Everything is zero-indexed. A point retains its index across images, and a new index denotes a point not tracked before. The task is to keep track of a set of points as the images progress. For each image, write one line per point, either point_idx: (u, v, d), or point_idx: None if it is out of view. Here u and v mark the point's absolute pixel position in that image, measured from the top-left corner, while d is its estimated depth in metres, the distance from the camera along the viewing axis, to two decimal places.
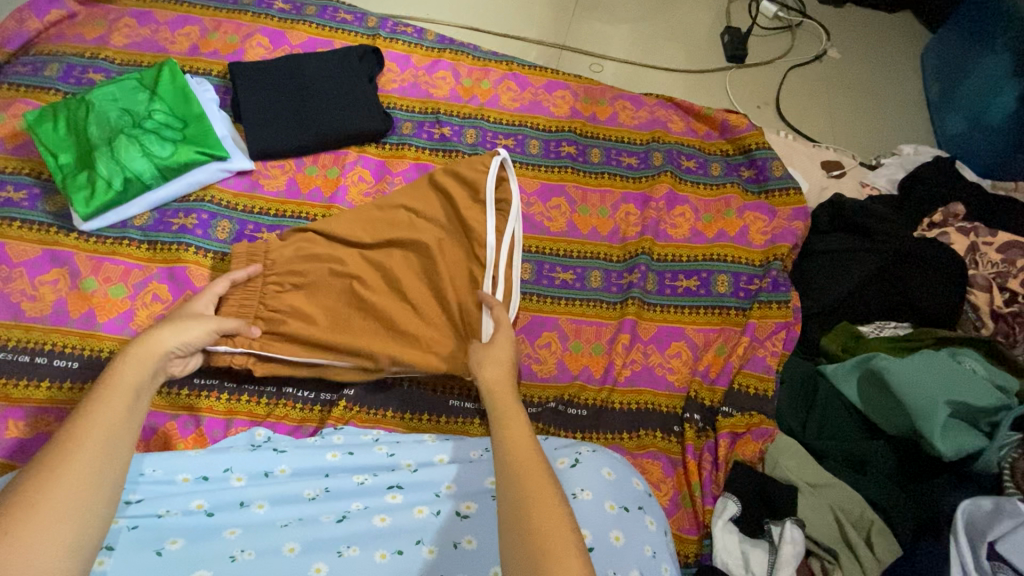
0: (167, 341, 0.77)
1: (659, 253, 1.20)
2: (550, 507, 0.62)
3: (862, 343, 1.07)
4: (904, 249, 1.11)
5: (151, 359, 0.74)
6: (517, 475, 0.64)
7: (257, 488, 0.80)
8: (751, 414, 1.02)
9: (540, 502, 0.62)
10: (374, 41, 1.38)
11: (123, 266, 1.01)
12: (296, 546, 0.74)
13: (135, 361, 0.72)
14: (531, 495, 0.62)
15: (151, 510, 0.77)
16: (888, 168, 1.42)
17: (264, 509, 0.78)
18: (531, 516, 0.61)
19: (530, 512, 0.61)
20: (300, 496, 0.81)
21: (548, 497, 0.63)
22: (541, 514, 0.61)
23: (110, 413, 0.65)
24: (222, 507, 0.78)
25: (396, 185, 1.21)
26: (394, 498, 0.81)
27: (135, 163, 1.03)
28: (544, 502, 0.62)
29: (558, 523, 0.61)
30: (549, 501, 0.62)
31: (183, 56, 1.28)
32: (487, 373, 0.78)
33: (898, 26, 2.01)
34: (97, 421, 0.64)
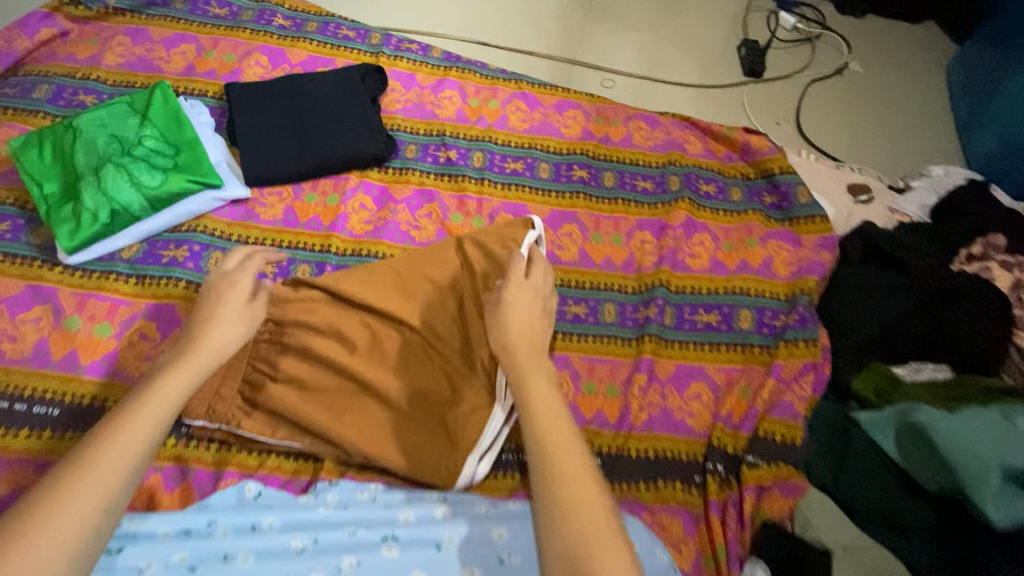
0: (216, 343, 0.76)
1: (677, 285, 1.13)
2: (574, 454, 0.67)
3: (900, 389, 0.98)
4: (941, 283, 1.04)
5: (197, 365, 0.74)
6: (545, 437, 0.68)
7: (244, 540, 0.75)
8: (778, 465, 0.95)
9: (564, 451, 0.67)
10: (378, 59, 1.32)
11: (109, 302, 0.96)
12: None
13: (184, 361, 0.73)
14: (562, 468, 0.66)
15: (133, 562, 0.71)
16: (918, 192, 1.34)
17: (249, 563, 0.72)
18: (560, 479, 0.65)
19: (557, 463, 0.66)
20: (287, 550, 0.74)
21: (572, 446, 0.68)
22: (566, 465, 0.66)
23: (140, 418, 0.66)
24: (203, 563, 0.72)
25: (399, 212, 1.15)
26: (388, 552, 0.74)
27: (123, 194, 0.97)
28: (567, 449, 0.68)
29: (590, 496, 0.64)
30: (571, 449, 0.68)
31: (178, 76, 1.23)
32: (507, 331, 0.79)
33: (921, 37, 1.93)
34: (130, 429, 0.65)
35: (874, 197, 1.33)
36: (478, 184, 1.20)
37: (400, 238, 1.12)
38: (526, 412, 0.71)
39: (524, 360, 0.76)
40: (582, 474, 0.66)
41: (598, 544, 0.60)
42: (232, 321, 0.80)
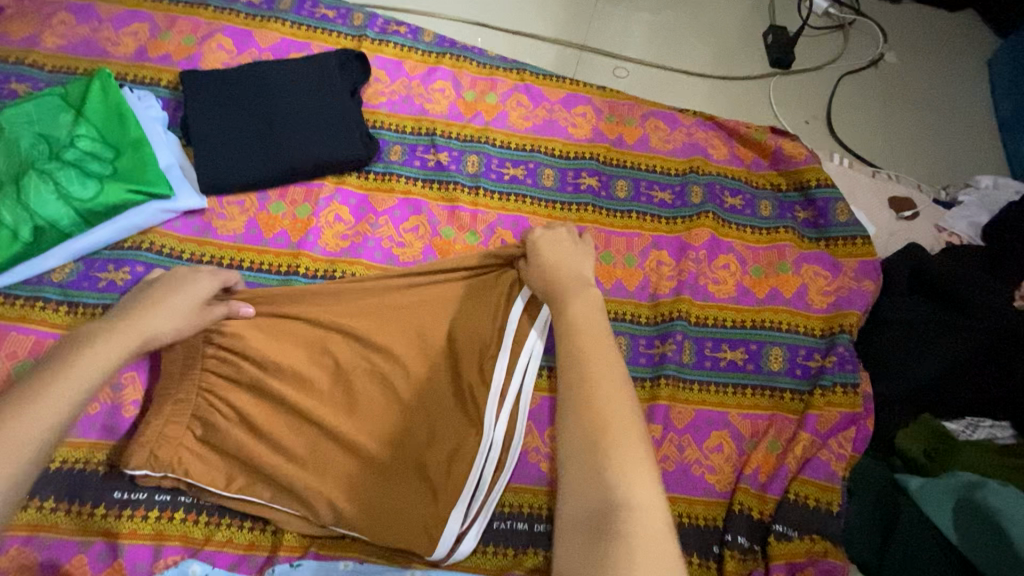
0: (150, 322, 0.69)
1: (698, 315, 0.99)
2: (606, 357, 0.61)
3: (954, 451, 0.86)
4: (1008, 327, 0.90)
5: (129, 339, 0.65)
6: (575, 331, 0.65)
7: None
8: (812, 538, 0.83)
9: (597, 353, 0.61)
10: (360, 43, 1.15)
11: (35, 336, 0.82)
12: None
13: (114, 337, 0.65)
14: (590, 358, 0.60)
15: None
16: (969, 209, 1.19)
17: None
18: (584, 370, 0.59)
19: (587, 359, 0.60)
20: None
21: (606, 350, 0.62)
22: (594, 368, 0.59)
23: (65, 386, 0.57)
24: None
25: (381, 226, 1.00)
26: None
27: (48, 207, 0.82)
28: (600, 352, 0.61)
29: (615, 392, 0.57)
30: (605, 352, 0.61)
31: (127, 61, 1.06)
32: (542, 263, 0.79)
33: (964, 26, 1.75)
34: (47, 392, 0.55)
35: (919, 213, 1.18)
36: (472, 194, 1.04)
37: (381, 258, 0.97)
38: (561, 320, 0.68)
39: (563, 290, 0.73)
40: (613, 377, 0.59)
41: (613, 436, 0.54)
42: (177, 310, 0.72)
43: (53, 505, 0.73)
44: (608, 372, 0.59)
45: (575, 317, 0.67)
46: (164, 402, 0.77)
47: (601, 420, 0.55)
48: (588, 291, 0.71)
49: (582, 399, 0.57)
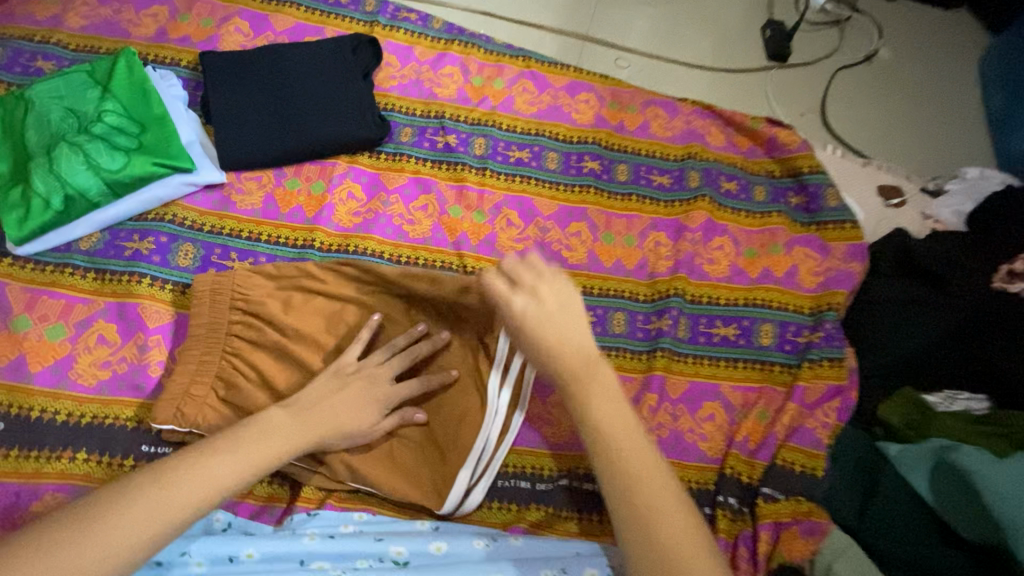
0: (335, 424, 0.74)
1: (693, 293, 1.04)
2: (647, 466, 0.65)
3: (931, 422, 0.90)
4: (983, 305, 0.95)
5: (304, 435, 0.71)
6: (605, 431, 0.67)
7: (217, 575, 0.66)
8: (798, 499, 0.87)
9: (639, 469, 0.65)
10: (372, 29, 1.19)
11: (64, 300, 0.86)
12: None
13: (303, 424, 0.71)
14: (629, 454, 0.65)
15: None
16: (954, 198, 1.23)
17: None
18: (626, 470, 0.65)
19: (632, 478, 0.64)
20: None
21: (644, 457, 0.66)
22: (635, 463, 0.65)
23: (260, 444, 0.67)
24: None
25: (392, 203, 1.04)
26: None
27: (78, 177, 0.86)
28: (640, 456, 0.66)
29: (656, 478, 0.65)
30: (646, 460, 0.65)
31: (148, 41, 1.10)
32: (534, 352, 0.70)
33: (956, 23, 1.80)
34: (220, 465, 0.64)
35: (906, 201, 1.24)
36: (479, 174, 1.09)
37: (392, 233, 1.01)
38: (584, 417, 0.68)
39: (579, 380, 0.69)
40: (660, 489, 0.64)
41: (668, 523, 0.62)
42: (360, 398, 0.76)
43: (85, 456, 0.78)
44: (653, 481, 0.64)
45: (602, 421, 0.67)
46: (188, 362, 0.81)
47: (672, 548, 0.61)
48: (605, 376, 0.69)
49: (636, 499, 0.63)
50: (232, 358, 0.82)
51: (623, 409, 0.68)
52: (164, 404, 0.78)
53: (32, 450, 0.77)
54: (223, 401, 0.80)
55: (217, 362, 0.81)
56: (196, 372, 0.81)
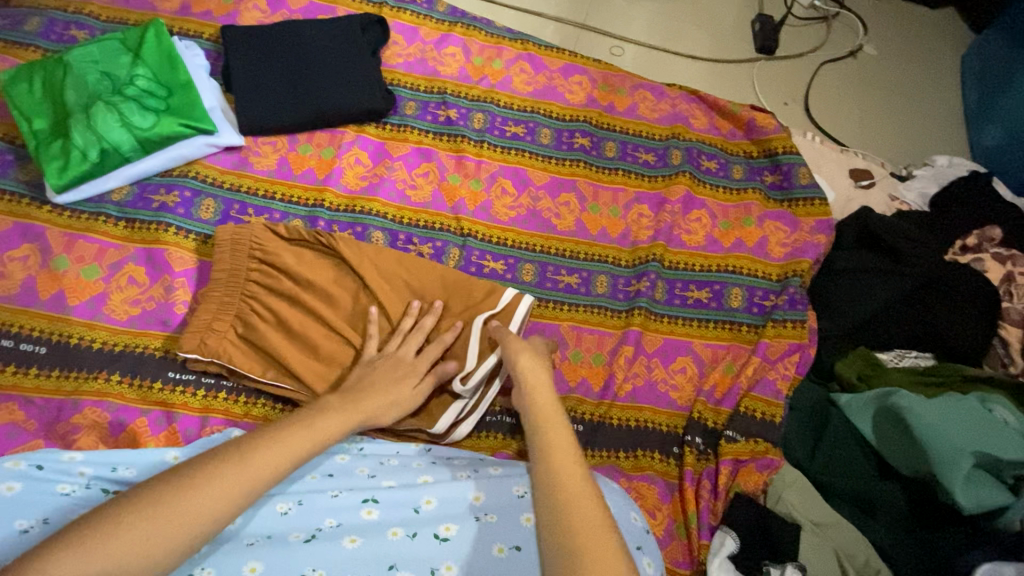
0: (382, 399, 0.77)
1: (671, 260, 1.13)
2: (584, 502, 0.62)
3: (880, 374, 1.01)
4: (934, 273, 1.05)
5: (351, 417, 0.72)
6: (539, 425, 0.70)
7: None
8: (756, 440, 0.97)
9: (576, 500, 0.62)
10: (380, 10, 1.28)
11: (98, 244, 0.95)
12: (259, 566, 0.66)
13: (352, 404, 0.74)
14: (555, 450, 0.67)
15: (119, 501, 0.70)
16: (920, 181, 1.31)
17: (236, 522, 0.72)
18: (552, 461, 0.66)
19: (557, 484, 0.63)
20: (271, 509, 0.74)
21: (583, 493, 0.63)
22: (559, 461, 0.66)
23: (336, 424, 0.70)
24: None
25: (396, 169, 1.12)
26: (369, 514, 0.75)
27: (113, 133, 0.95)
28: (566, 457, 0.66)
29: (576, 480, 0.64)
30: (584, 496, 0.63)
31: (173, 15, 1.18)
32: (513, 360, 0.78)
33: (939, 22, 1.88)
34: (281, 444, 0.64)
35: (875, 183, 1.32)
36: (477, 146, 1.17)
37: (395, 197, 1.10)
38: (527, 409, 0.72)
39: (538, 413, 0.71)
40: (595, 526, 0.60)
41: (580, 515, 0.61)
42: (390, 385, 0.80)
43: (119, 380, 0.88)
44: (572, 479, 0.64)
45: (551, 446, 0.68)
46: (210, 302, 0.90)
47: (580, 553, 0.58)
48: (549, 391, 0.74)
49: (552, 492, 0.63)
50: (250, 301, 0.91)
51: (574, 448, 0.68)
52: (189, 336, 0.88)
53: (72, 372, 0.87)
54: (239, 337, 0.89)
55: (237, 303, 0.90)
56: (217, 310, 0.90)
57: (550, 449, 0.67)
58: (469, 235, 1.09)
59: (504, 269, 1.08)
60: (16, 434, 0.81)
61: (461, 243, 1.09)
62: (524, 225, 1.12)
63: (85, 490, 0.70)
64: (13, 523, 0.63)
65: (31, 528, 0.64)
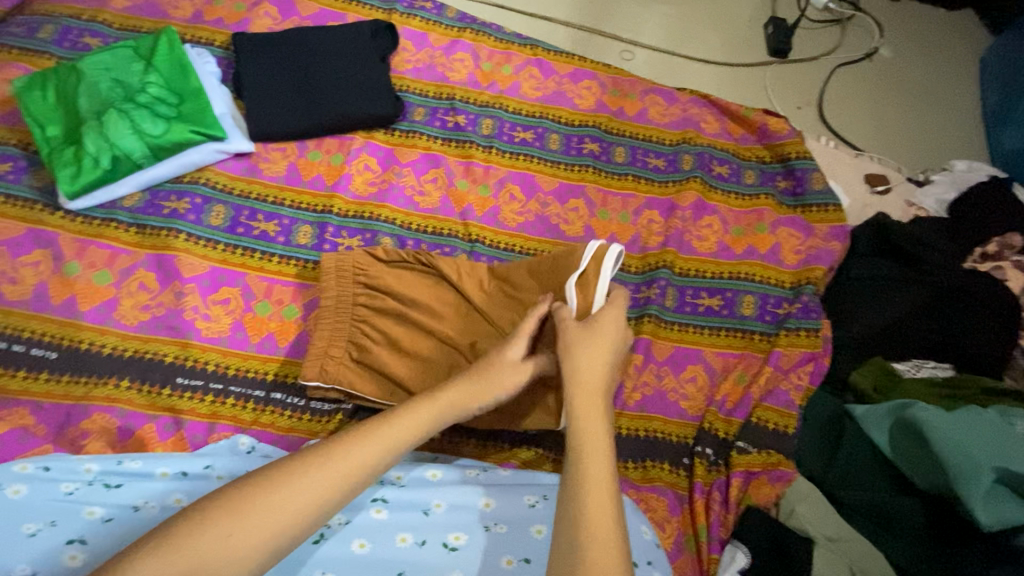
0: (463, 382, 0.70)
1: (681, 266, 1.11)
2: (602, 503, 0.57)
3: (897, 385, 0.99)
4: (951, 280, 1.02)
5: (428, 415, 0.66)
6: (577, 411, 0.64)
7: None
8: (769, 452, 0.96)
9: (593, 497, 0.57)
10: (390, 16, 1.28)
11: (109, 250, 0.96)
12: (270, 566, 0.67)
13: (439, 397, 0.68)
14: (585, 439, 0.62)
15: (128, 500, 0.70)
16: (938, 185, 1.29)
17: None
18: (581, 450, 0.61)
19: (582, 477, 0.58)
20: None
21: (602, 493, 0.58)
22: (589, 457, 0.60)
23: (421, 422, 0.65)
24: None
25: (404, 175, 1.12)
26: (378, 514, 0.74)
27: (125, 140, 0.96)
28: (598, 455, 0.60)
29: (603, 477, 0.59)
30: (603, 495, 0.57)
31: (186, 23, 1.20)
32: (579, 344, 0.69)
33: (956, 24, 1.85)
34: (361, 452, 0.60)
35: (891, 188, 1.29)
36: (485, 152, 1.17)
37: (404, 203, 1.10)
38: (574, 389, 0.66)
39: (579, 398, 0.65)
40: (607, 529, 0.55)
41: (594, 518, 0.56)
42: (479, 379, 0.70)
43: (128, 385, 0.88)
44: (597, 477, 0.59)
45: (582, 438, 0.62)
46: (322, 328, 0.92)
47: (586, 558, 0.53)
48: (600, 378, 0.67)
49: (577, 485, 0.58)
50: (361, 324, 0.92)
51: (607, 443, 0.62)
52: (309, 363, 0.89)
53: (82, 376, 0.88)
54: (355, 361, 0.90)
55: (348, 328, 0.91)
56: (329, 334, 0.91)
57: (581, 435, 0.62)
58: (478, 241, 1.09)
59: None
60: (26, 438, 0.82)
61: (469, 249, 1.08)
62: (532, 231, 1.12)
63: (88, 488, 0.70)
64: (20, 526, 0.64)
65: (37, 531, 0.64)
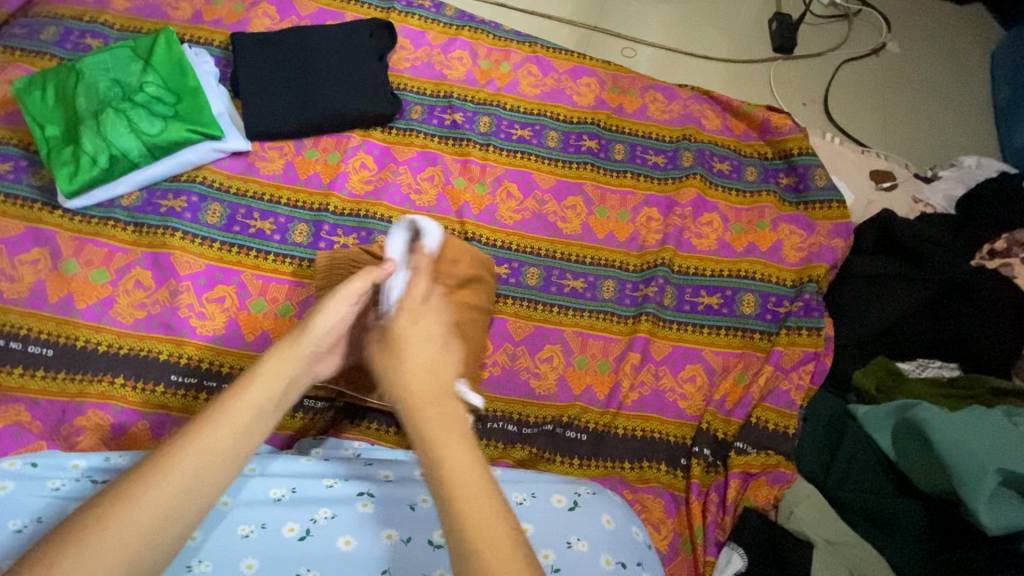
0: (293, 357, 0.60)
1: (681, 264, 1.10)
2: (478, 492, 0.48)
3: (901, 385, 0.98)
4: (958, 279, 1.00)
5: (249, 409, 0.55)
6: (411, 397, 0.55)
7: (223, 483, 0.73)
8: (768, 453, 0.94)
9: (462, 489, 0.48)
10: (388, 15, 1.28)
11: (106, 249, 0.96)
12: (255, 563, 0.67)
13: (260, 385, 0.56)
14: (429, 420, 0.53)
15: None
16: (945, 183, 1.26)
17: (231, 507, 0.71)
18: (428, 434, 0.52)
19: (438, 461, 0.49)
20: (266, 498, 0.73)
21: (473, 480, 0.48)
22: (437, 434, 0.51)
23: (237, 421, 0.54)
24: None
25: (401, 173, 1.12)
26: (365, 508, 0.73)
27: (122, 139, 0.97)
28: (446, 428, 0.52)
29: (457, 447, 0.51)
30: (477, 481, 0.48)
31: (185, 23, 1.20)
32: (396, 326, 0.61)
33: (967, 18, 1.81)
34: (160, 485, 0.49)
35: (898, 185, 1.26)
36: (483, 150, 1.16)
37: (400, 201, 1.10)
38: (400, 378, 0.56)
39: (413, 387, 0.56)
40: (492, 517, 0.47)
41: (466, 496, 0.47)
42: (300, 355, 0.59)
43: (123, 382, 0.89)
44: (452, 449, 0.50)
45: (431, 433, 0.52)
46: None
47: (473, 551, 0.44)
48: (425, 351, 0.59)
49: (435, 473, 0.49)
50: None
51: (454, 413, 0.54)
52: None
53: (77, 373, 0.88)
54: None
55: None
56: None
57: (423, 418, 0.53)
58: (474, 239, 1.08)
59: (508, 274, 1.06)
60: (21, 435, 0.83)
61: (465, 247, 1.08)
62: (529, 229, 1.11)
63: (75, 484, 0.71)
64: (8, 523, 0.65)
65: (24, 528, 0.65)
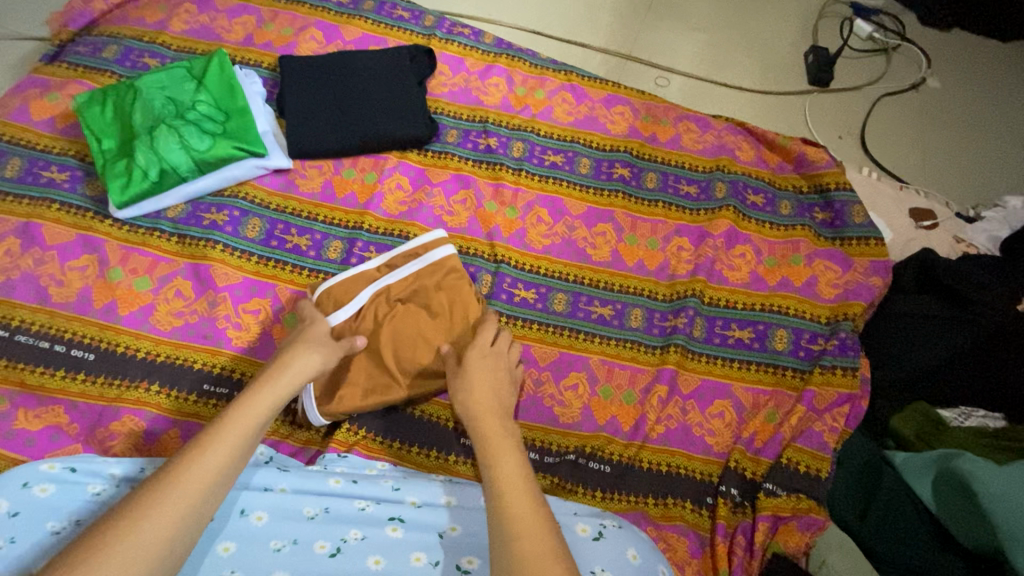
0: (264, 401, 0.70)
1: (711, 296, 1.08)
2: (526, 504, 0.62)
3: (944, 433, 0.94)
4: (1003, 322, 0.97)
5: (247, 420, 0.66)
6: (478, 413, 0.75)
7: (258, 497, 0.74)
8: (799, 496, 0.91)
9: (513, 499, 0.62)
10: (429, 41, 1.32)
11: (151, 258, 1.00)
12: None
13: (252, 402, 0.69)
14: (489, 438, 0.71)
15: None
16: (989, 223, 1.22)
17: (262, 522, 0.72)
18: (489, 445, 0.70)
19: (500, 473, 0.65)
20: (298, 513, 0.74)
21: (524, 495, 0.63)
22: (501, 445, 0.70)
23: (234, 429, 0.65)
24: (217, 514, 0.72)
25: (434, 196, 1.14)
26: (394, 531, 0.73)
27: (173, 154, 1.01)
28: (503, 456, 0.68)
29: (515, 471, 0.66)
30: (525, 495, 0.63)
31: (237, 45, 1.26)
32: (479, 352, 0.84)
33: (1011, 55, 1.77)
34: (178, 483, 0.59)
35: (939, 223, 1.23)
36: (515, 174, 1.17)
37: (432, 222, 1.11)
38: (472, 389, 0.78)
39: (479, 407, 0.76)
40: (537, 526, 0.60)
41: (521, 515, 0.60)
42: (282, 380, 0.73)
43: (157, 389, 0.91)
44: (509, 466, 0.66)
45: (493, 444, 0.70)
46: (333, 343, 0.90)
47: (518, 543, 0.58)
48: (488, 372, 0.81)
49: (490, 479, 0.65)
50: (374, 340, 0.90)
51: (513, 445, 0.70)
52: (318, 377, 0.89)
53: (115, 379, 0.91)
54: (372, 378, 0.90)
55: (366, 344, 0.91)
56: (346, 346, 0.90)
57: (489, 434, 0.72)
58: (503, 261, 1.09)
59: (536, 298, 1.06)
60: (59, 437, 0.86)
61: (493, 270, 1.08)
62: (558, 254, 1.11)
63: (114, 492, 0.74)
64: (47, 524, 0.68)
65: (61, 531, 0.68)
